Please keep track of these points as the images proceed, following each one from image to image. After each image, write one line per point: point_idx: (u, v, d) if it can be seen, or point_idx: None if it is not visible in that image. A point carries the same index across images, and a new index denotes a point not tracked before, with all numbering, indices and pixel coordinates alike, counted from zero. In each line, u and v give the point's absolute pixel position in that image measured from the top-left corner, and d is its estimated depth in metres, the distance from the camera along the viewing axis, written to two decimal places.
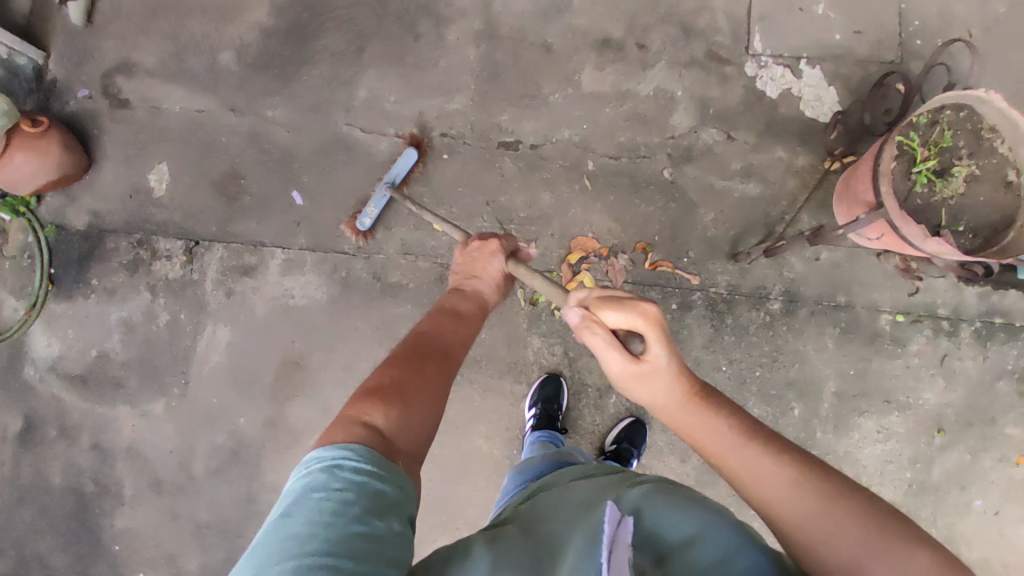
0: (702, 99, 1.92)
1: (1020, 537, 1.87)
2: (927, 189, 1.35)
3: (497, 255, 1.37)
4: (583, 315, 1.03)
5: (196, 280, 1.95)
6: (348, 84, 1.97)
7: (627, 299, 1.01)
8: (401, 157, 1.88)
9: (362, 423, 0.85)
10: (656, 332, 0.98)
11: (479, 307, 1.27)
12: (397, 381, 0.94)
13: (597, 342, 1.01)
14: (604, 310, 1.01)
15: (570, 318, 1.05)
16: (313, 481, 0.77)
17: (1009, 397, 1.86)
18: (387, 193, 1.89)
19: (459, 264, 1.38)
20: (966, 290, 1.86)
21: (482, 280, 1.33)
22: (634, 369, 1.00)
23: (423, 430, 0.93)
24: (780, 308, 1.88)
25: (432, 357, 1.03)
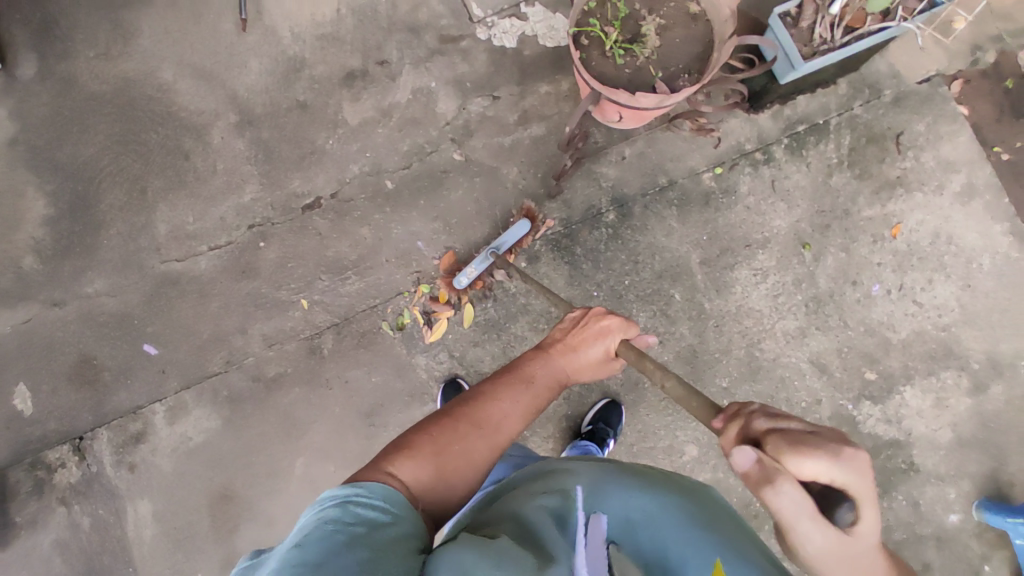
0: (455, 78, 2.00)
1: (930, 298, 1.91)
2: (630, 58, 1.43)
3: (603, 335, 1.30)
4: (761, 461, 0.77)
5: (98, 470, 1.95)
6: (148, 228, 2.01)
7: (836, 449, 0.75)
8: (515, 227, 1.87)
9: (388, 471, 0.96)
10: (868, 492, 0.78)
11: (557, 377, 1.26)
12: (437, 439, 1.05)
13: (791, 508, 0.76)
14: (796, 459, 0.75)
15: (741, 461, 0.78)
16: (326, 513, 0.84)
17: (849, 185, 1.94)
18: (489, 257, 1.87)
19: (562, 332, 1.34)
20: (759, 117, 1.95)
21: (575, 356, 1.29)
22: (836, 537, 0.78)
23: (450, 486, 1.02)
24: (616, 218, 1.93)
25: (476, 425, 1.10)
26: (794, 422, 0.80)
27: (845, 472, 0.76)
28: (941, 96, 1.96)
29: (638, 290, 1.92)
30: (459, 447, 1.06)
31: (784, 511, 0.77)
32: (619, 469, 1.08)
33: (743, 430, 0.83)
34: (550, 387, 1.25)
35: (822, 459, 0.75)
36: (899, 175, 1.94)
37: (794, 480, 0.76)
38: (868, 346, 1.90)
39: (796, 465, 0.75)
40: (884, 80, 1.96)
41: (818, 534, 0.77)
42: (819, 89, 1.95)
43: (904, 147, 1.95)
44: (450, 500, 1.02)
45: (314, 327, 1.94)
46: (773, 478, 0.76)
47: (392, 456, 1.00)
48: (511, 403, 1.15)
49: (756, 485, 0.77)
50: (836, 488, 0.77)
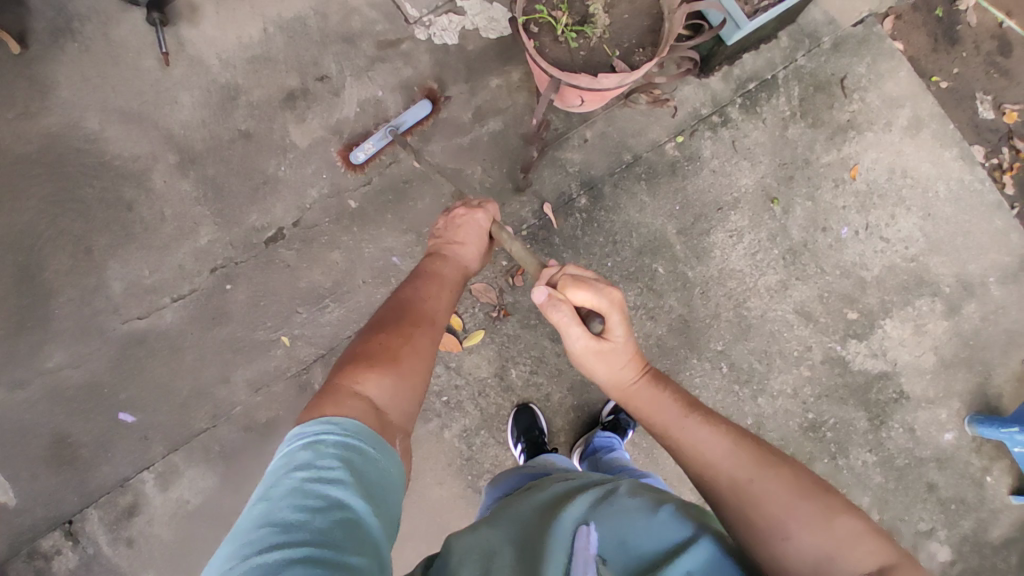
0: (401, 84, 1.93)
1: (896, 232, 1.98)
2: (583, 40, 1.41)
3: (481, 226, 1.40)
4: (548, 295, 1.17)
5: (93, 553, 1.82)
6: (100, 290, 1.87)
7: (597, 286, 1.16)
8: (415, 106, 1.89)
9: (355, 390, 0.97)
10: (617, 310, 1.16)
11: (456, 272, 1.35)
12: (382, 345, 1.08)
13: (563, 319, 1.16)
14: (572, 289, 1.15)
15: (538, 296, 1.18)
16: (297, 458, 0.83)
17: (804, 134, 1.98)
18: (388, 136, 1.90)
19: (441, 229, 1.42)
20: (710, 80, 1.96)
21: (463, 248, 1.39)
22: (588, 342, 1.18)
23: (413, 386, 1.06)
24: (588, 201, 1.92)
25: (410, 325, 1.15)
26: (583, 271, 1.21)
27: (602, 301, 1.15)
28: (876, 35, 2.02)
29: (621, 270, 1.91)
30: (408, 348, 1.10)
31: (557, 322, 1.17)
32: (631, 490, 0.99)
33: (553, 273, 1.22)
34: (457, 278, 1.35)
35: (580, 289, 1.15)
36: (848, 118, 2.00)
37: (565, 302, 1.16)
38: (846, 288, 1.96)
39: (572, 292, 1.16)
40: (820, 28, 2.00)
41: (577, 335, 1.17)
42: (762, 45, 1.98)
43: (849, 91, 2.00)
44: (416, 405, 1.06)
45: (299, 362, 1.86)
46: (549, 299, 1.17)
47: (355, 375, 1.00)
48: (433, 298, 1.24)
49: (540, 303, 1.18)
50: (593, 311, 1.18)
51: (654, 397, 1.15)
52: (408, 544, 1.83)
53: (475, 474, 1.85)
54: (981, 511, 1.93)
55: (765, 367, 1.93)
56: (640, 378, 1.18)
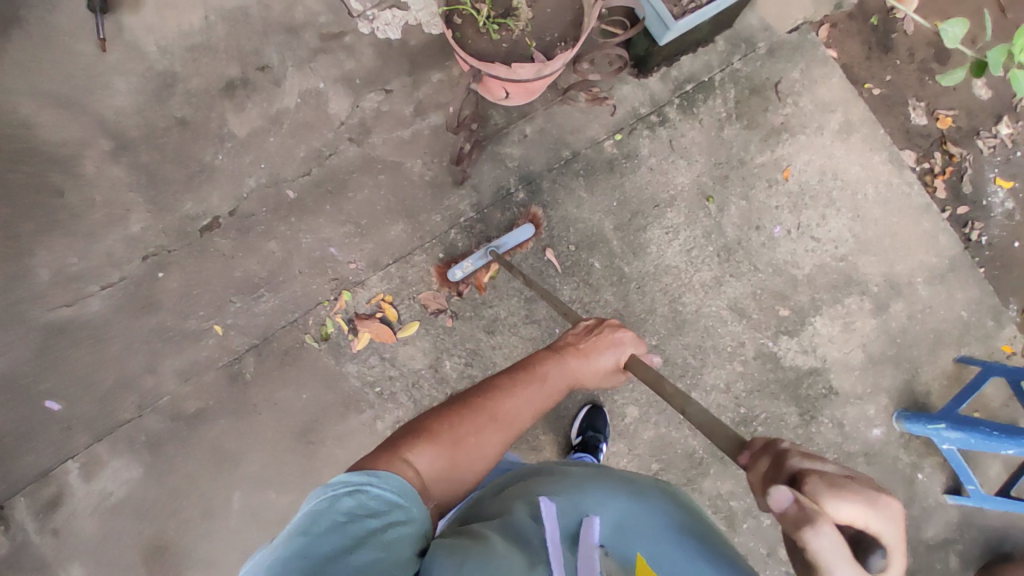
0: (343, 77, 1.94)
1: (828, 232, 2.04)
2: (505, 33, 1.43)
3: (615, 346, 1.31)
4: (804, 504, 0.65)
5: (12, 545, 1.77)
6: (25, 276, 1.83)
7: (875, 496, 0.66)
8: (517, 230, 1.89)
9: (405, 458, 0.99)
10: (900, 540, 0.68)
11: (569, 379, 1.28)
12: (454, 428, 1.08)
13: (829, 549, 0.63)
14: (833, 499, 0.65)
15: (781, 500, 0.66)
16: (339, 503, 0.86)
17: (740, 135, 2.03)
18: (488, 255, 1.87)
19: (575, 336, 1.36)
20: (649, 81, 2.01)
21: (589, 364, 1.29)
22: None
23: (460, 477, 1.06)
24: (526, 196, 1.94)
25: (496, 421, 1.13)
26: (829, 465, 0.71)
27: (885, 524, 0.67)
28: (810, 42, 2.08)
29: (558, 264, 1.94)
30: (474, 443, 1.09)
31: (821, 558, 0.63)
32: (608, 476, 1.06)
33: (774, 463, 0.74)
34: (562, 388, 1.27)
35: (850, 501, 0.65)
36: (782, 120, 2.05)
37: (829, 523, 0.64)
38: (779, 285, 2.01)
39: (836, 507, 0.65)
40: (757, 33, 2.06)
41: None
42: (700, 49, 2.03)
43: (784, 95, 2.06)
44: (456, 494, 1.06)
45: (231, 352, 1.84)
46: (815, 519, 0.63)
47: (413, 440, 1.03)
48: (522, 399, 1.19)
49: (795, 532, 0.64)
50: (869, 538, 0.66)
51: None
52: None
53: None
54: (909, 505, 1.98)
55: (699, 362, 1.96)
56: None
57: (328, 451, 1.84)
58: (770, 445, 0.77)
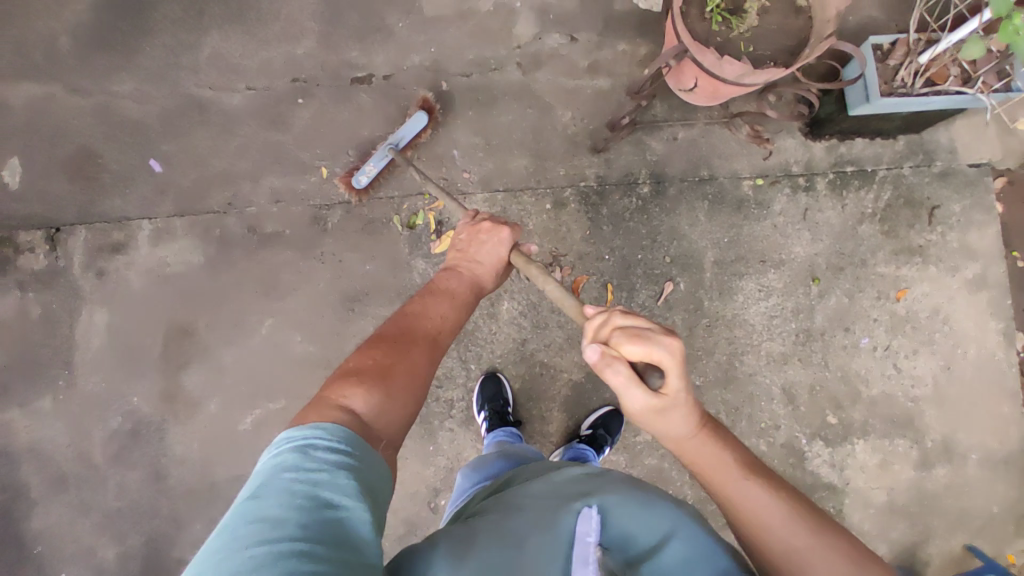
0: (540, 7, 1.96)
1: (913, 368, 1.97)
2: (725, 28, 1.42)
3: (502, 244, 1.33)
4: (604, 351, 0.89)
5: (65, 267, 1.86)
6: (191, 47, 1.94)
7: (656, 332, 0.86)
8: (410, 121, 1.85)
9: (338, 404, 0.93)
10: (678, 365, 0.86)
11: (470, 287, 1.29)
12: (377, 360, 1.04)
13: (619, 379, 0.88)
14: (627, 345, 0.86)
15: (588, 354, 0.91)
16: (282, 461, 0.79)
17: (873, 237, 1.97)
18: (388, 155, 1.85)
19: (461, 241, 1.36)
20: (814, 145, 1.97)
21: (481, 266, 1.32)
22: (656, 406, 0.89)
23: (403, 404, 1.01)
24: (649, 192, 1.94)
25: (413, 338, 1.11)
26: (639, 319, 0.90)
27: (665, 355, 0.86)
28: (986, 185, 2.00)
29: (646, 268, 1.93)
30: (404, 368, 1.05)
31: (614, 385, 0.88)
32: (617, 480, 1.01)
33: (601, 327, 0.92)
34: (468, 297, 1.28)
35: (635, 342, 0.86)
36: (921, 243, 1.98)
37: (620, 360, 0.87)
38: (839, 392, 1.95)
39: (625, 346, 0.86)
40: (939, 151, 1.99)
41: (633, 396, 0.88)
42: (876, 139, 1.97)
43: (935, 220, 1.99)
44: (404, 422, 1.01)
45: (326, 198, 1.91)
46: (603, 358, 0.88)
47: (345, 387, 0.97)
48: (432, 313, 1.17)
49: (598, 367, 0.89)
50: (653, 365, 0.87)
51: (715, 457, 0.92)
52: None
53: None
54: None
55: (729, 423, 1.93)
56: (699, 431, 0.93)
57: (361, 325, 1.87)
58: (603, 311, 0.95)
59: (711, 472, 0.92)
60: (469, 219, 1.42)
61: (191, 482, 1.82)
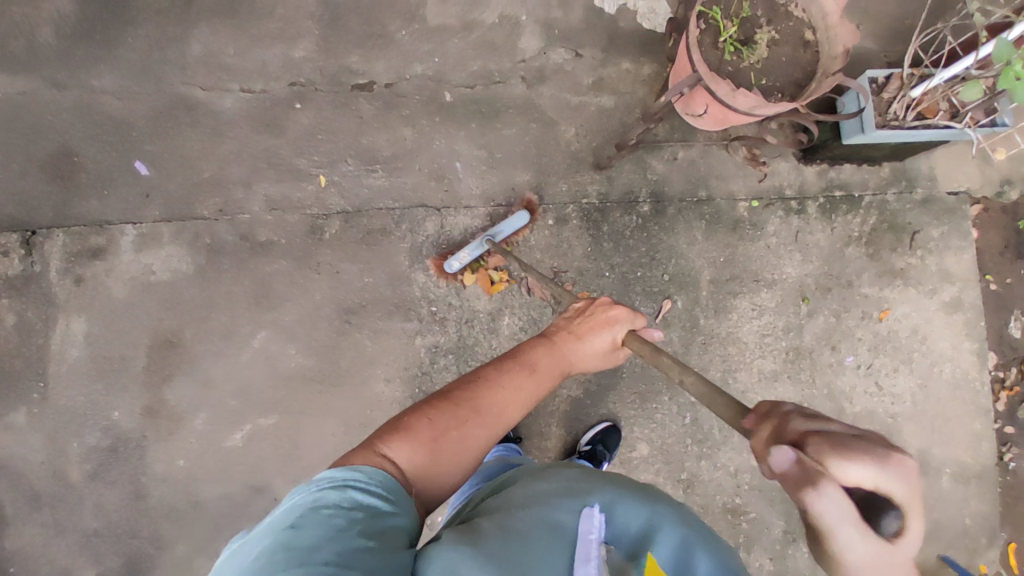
0: (545, 21, 1.96)
1: (893, 386, 2.05)
2: (736, 58, 1.45)
3: (610, 325, 1.33)
4: (804, 466, 0.61)
5: (38, 272, 1.75)
6: (181, 44, 1.85)
7: (881, 449, 0.61)
8: (513, 218, 1.84)
9: (381, 454, 0.99)
10: (915, 496, 0.61)
11: (560, 367, 1.29)
12: (436, 423, 1.08)
13: (830, 513, 0.60)
14: (841, 463, 0.59)
15: (779, 462, 0.63)
16: (323, 498, 0.85)
17: (860, 259, 2.04)
18: (485, 244, 1.82)
19: (569, 318, 1.37)
20: (806, 169, 2.03)
21: (582, 345, 1.32)
22: (876, 556, 0.61)
23: (444, 473, 1.05)
24: (649, 210, 1.96)
25: (483, 410, 1.14)
26: (830, 422, 0.65)
27: (893, 483, 0.61)
28: (963, 212, 2.10)
29: (645, 285, 1.95)
30: (457, 437, 1.09)
31: (820, 518, 0.61)
32: (614, 480, 1.07)
33: (777, 433, 0.67)
34: (554, 375, 1.28)
35: (855, 460, 0.60)
36: (903, 266, 2.07)
37: (835, 481, 0.60)
38: (825, 409, 2.02)
39: (845, 468, 0.60)
40: (921, 179, 2.08)
41: (861, 546, 0.61)
42: (864, 165, 2.05)
43: (916, 244, 2.07)
44: (440, 487, 1.05)
45: (323, 207, 1.85)
46: (810, 478, 0.60)
47: (391, 435, 1.03)
48: (513, 388, 1.20)
49: (798, 497, 0.61)
50: (880, 495, 0.60)
51: None
52: (328, 418, 1.79)
53: (422, 390, 1.82)
54: None
55: (723, 438, 1.95)
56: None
57: (358, 339, 1.82)
58: (772, 408, 0.71)
59: None
60: (576, 300, 1.43)
61: (175, 501, 1.74)
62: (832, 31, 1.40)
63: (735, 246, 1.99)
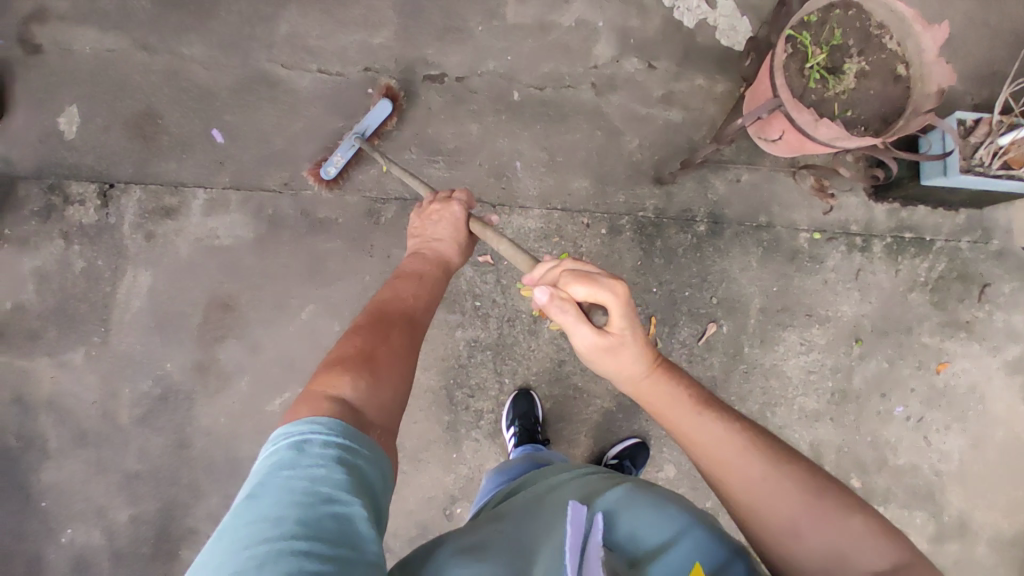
0: (622, 30, 1.95)
1: (942, 442, 1.96)
2: (821, 86, 1.41)
3: (455, 216, 1.47)
4: (552, 295, 1.03)
5: (113, 224, 1.85)
6: (268, 21, 1.92)
7: (601, 277, 1.02)
8: (374, 109, 1.82)
9: (329, 395, 0.95)
10: (621, 306, 1.02)
11: (436, 267, 1.40)
12: (358, 344, 1.08)
13: (567, 319, 1.04)
14: (574, 284, 1.03)
15: (537, 297, 1.04)
16: (282, 461, 0.81)
17: (922, 306, 1.95)
18: (355, 144, 1.83)
19: (419, 224, 1.50)
20: (876, 207, 1.95)
21: (444, 242, 1.45)
22: (600, 340, 1.04)
23: (389, 392, 1.03)
24: (706, 230, 1.92)
25: (386, 317, 1.18)
26: (583, 266, 1.07)
27: (609, 294, 1.01)
28: None
29: (692, 305, 1.91)
30: (386, 348, 1.10)
31: (563, 323, 1.04)
32: (630, 487, 1.04)
33: (552, 279, 1.09)
34: (438, 276, 1.39)
35: (581, 284, 1.02)
36: (969, 319, 1.97)
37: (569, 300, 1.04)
38: (866, 457, 1.94)
39: (572, 288, 1.03)
40: (999, 230, 1.98)
41: (586, 334, 1.04)
42: (939, 209, 1.97)
43: (985, 298, 1.97)
44: (395, 411, 1.03)
45: (383, 192, 1.89)
46: (556, 300, 1.03)
47: (332, 379, 0.99)
48: (402, 293, 1.28)
49: (552, 311, 1.04)
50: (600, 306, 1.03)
51: (667, 392, 1.07)
52: None
53: (457, 381, 1.85)
54: None
55: None
56: (649, 373, 1.08)
57: None
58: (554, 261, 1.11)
59: (670, 406, 1.06)
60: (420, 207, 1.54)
61: (211, 456, 1.82)
62: (927, 69, 1.35)
63: (792, 278, 1.93)
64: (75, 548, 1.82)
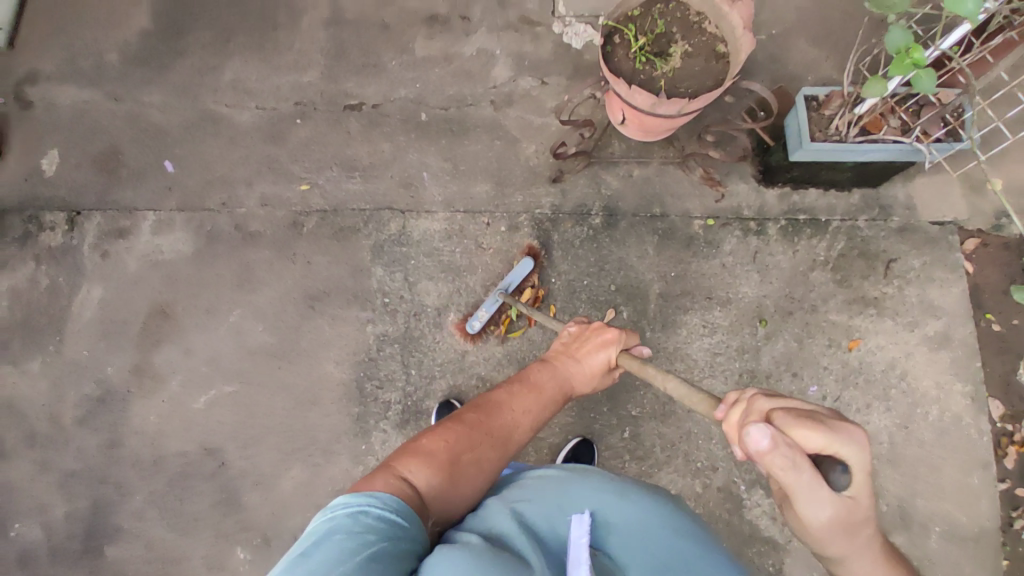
0: (517, 54, 2.18)
1: (866, 423, 1.89)
2: (649, 68, 1.56)
3: (605, 346, 1.44)
4: (780, 443, 0.77)
5: (75, 245, 2.13)
6: (216, 71, 2.26)
7: (838, 424, 0.79)
8: (518, 267, 1.97)
9: (401, 476, 1.01)
10: (862, 460, 0.80)
11: (560, 391, 1.38)
12: (450, 443, 1.11)
13: (794, 477, 0.77)
14: (801, 430, 0.78)
15: (758, 442, 0.77)
16: (337, 522, 0.87)
17: (825, 285, 1.96)
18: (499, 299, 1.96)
19: (564, 343, 1.49)
20: (767, 192, 2.03)
21: (577, 366, 1.43)
22: (835, 508, 0.80)
23: (461, 495, 1.06)
24: (601, 223, 2.04)
25: (495, 431, 1.19)
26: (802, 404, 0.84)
27: (847, 445, 0.79)
28: (949, 242, 1.98)
29: (592, 294, 1.99)
30: (472, 456, 1.12)
31: (789, 484, 0.78)
32: (589, 476, 1.15)
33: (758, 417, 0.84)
34: (556, 397, 1.37)
35: (810, 430, 0.78)
36: (876, 295, 1.96)
37: (801, 457, 0.77)
38: None
39: (801, 435, 0.79)
40: (898, 206, 2.00)
41: (814, 501, 0.79)
42: (830, 190, 2.01)
43: (892, 274, 1.96)
44: (459, 511, 1.06)
45: (306, 206, 2.12)
46: (788, 460, 0.77)
47: (408, 459, 1.05)
48: (519, 409, 1.27)
49: (775, 469, 0.78)
50: (837, 459, 0.79)
51: (868, 564, 0.89)
52: (281, 391, 1.97)
53: (367, 374, 1.96)
54: None
55: (663, 458, 1.88)
56: (867, 543, 0.88)
57: (318, 322, 2.01)
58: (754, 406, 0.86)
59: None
60: (571, 325, 1.55)
61: (142, 452, 1.96)
62: (738, 42, 1.50)
63: (689, 263, 2.00)
64: (18, 543, 1.94)
